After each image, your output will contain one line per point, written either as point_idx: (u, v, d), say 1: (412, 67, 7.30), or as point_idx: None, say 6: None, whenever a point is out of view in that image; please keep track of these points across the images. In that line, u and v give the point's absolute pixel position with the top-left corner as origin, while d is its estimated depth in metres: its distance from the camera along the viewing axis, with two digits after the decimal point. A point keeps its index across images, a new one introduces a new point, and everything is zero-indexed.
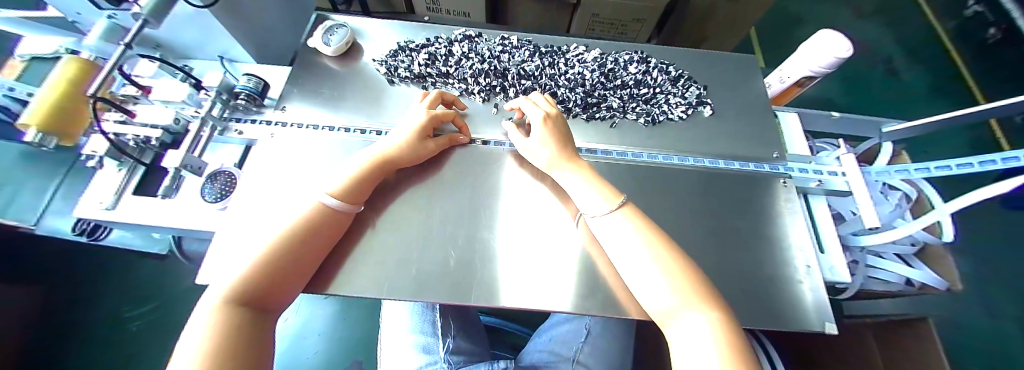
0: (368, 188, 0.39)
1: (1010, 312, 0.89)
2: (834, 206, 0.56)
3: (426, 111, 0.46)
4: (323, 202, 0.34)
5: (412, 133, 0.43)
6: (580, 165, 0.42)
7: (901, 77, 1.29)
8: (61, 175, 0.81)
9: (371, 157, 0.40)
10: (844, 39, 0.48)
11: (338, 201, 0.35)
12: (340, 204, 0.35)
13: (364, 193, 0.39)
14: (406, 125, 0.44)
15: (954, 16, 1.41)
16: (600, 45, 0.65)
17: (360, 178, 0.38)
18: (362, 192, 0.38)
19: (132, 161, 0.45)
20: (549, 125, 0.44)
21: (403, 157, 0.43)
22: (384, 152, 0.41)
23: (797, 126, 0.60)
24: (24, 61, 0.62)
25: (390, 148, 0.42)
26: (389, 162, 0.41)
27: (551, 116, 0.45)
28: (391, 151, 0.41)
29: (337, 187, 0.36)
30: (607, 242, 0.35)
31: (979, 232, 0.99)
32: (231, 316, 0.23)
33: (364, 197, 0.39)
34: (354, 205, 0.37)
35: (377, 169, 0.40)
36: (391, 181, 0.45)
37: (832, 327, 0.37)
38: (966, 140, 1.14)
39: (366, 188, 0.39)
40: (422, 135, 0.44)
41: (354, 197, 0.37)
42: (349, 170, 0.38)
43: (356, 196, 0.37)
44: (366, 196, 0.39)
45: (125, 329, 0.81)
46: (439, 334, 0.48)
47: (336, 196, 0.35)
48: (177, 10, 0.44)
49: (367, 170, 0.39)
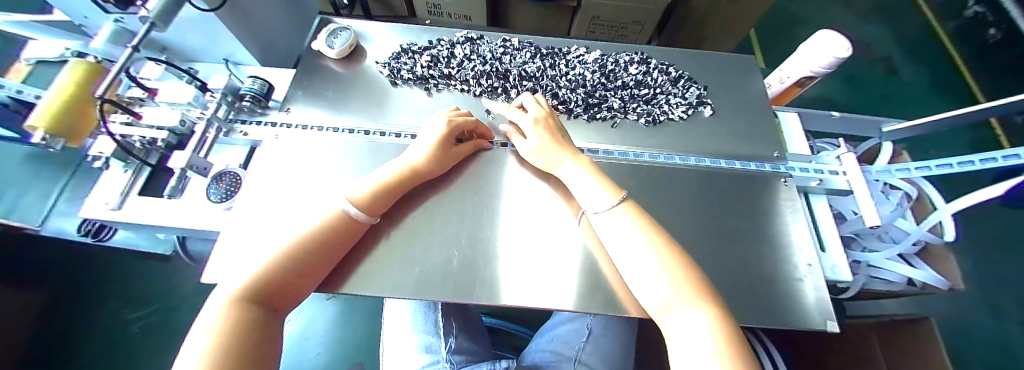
0: (389, 203, 0.39)
1: (1012, 312, 0.89)
2: (834, 205, 0.55)
3: (447, 120, 0.45)
4: (344, 210, 0.34)
5: (436, 142, 0.43)
6: (582, 160, 0.43)
7: (901, 77, 1.29)
8: (68, 177, 0.82)
9: (401, 167, 0.41)
10: (843, 39, 0.49)
11: (361, 213, 0.36)
12: (361, 216, 0.36)
13: (384, 206, 0.39)
14: (429, 133, 0.44)
15: (953, 16, 1.41)
16: (600, 47, 0.66)
17: (384, 191, 0.38)
18: (383, 204, 0.38)
19: (139, 161, 0.46)
20: (542, 129, 0.46)
21: (428, 168, 0.43)
22: (410, 163, 0.42)
23: (797, 127, 0.60)
24: (31, 64, 0.63)
25: (417, 160, 0.42)
26: (415, 173, 0.42)
27: (543, 118, 0.47)
28: (420, 162, 0.42)
29: (358, 193, 0.36)
30: (607, 237, 0.36)
31: (981, 232, 0.99)
32: (243, 313, 0.23)
33: (383, 210, 0.39)
34: (371, 218, 0.37)
35: (402, 179, 0.40)
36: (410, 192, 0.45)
37: (834, 325, 0.37)
38: (966, 140, 1.14)
39: (386, 202, 0.39)
40: (444, 146, 0.44)
41: (374, 209, 0.37)
42: (376, 178, 0.39)
43: (377, 208, 0.38)
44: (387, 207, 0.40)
45: (128, 331, 0.81)
46: (441, 334, 0.49)
47: (358, 205, 0.36)
48: (183, 15, 0.45)
49: (391, 181, 0.39)
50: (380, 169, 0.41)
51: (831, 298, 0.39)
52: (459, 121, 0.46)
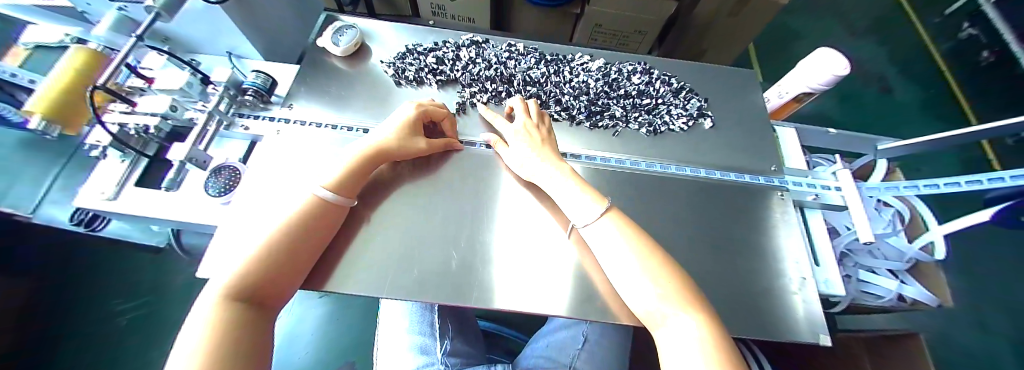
0: (363, 180, 0.39)
1: (997, 331, 0.90)
2: (829, 220, 0.56)
3: (415, 106, 0.46)
4: (317, 195, 0.34)
5: (399, 128, 0.43)
6: (561, 164, 0.43)
7: (895, 95, 1.32)
8: (61, 165, 0.83)
9: (366, 147, 0.40)
10: (842, 57, 0.50)
11: (333, 194, 0.35)
12: (334, 197, 0.35)
13: (358, 186, 0.39)
14: (395, 117, 0.44)
15: (947, 38, 1.44)
16: (605, 56, 0.66)
17: (357, 166, 0.38)
18: (356, 186, 0.38)
19: (136, 152, 0.45)
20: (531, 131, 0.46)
21: (396, 149, 0.43)
22: (378, 142, 0.41)
23: (794, 142, 0.61)
24: (31, 49, 0.65)
25: (383, 140, 0.42)
26: (383, 153, 0.41)
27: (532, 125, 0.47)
28: (387, 141, 0.42)
29: (332, 179, 0.36)
30: (598, 249, 0.35)
31: (972, 252, 1.01)
32: (229, 312, 0.23)
33: (358, 190, 0.39)
34: (346, 199, 0.37)
35: (370, 160, 0.40)
36: (381, 181, 0.45)
37: (826, 339, 0.37)
38: (957, 161, 1.16)
39: (361, 177, 0.39)
40: (413, 130, 0.44)
41: (349, 191, 0.37)
42: (342, 161, 0.38)
43: (351, 189, 0.37)
44: (361, 189, 0.40)
45: (115, 322, 0.80)
46: (436, 336, 0.48)
47: (331, 190, 0.35)
48: (189, 6, 0.44)
49: (357, 162, 0.39)
50: (345, 151, 0.41)
51: (823, 313, 0.40)
52: (427, 106, 0.46)
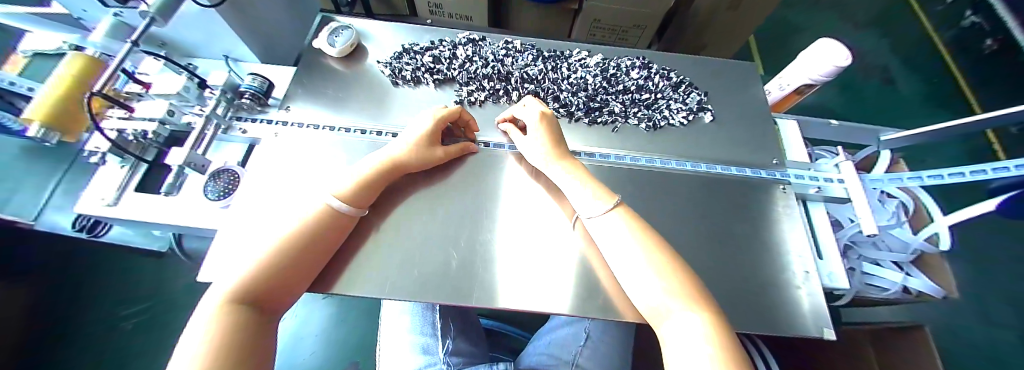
0: (375, 193, 0.39)
1: (1002, 320, 0.90)
2: (831, 212, 0.55)
3: (432, 117, 0.45)
4: (330, 205, 0.34)
5: (415, 140, 0.43)
6: (576, 166, 0.42)
7: (897, 85, 1.31)
8: (63, 171, 0.83)
9: (383, 160, 0.40)
10: (844, 48, 0.49)
11: (345, 205, 0.35)
12: (347, 208, 0.35)
13: (370, 198, 0.38)
14: (414, 128, 0.44)
15: (950, 26, 1.42)
16: (603, 51, 0.66)
17: (372, 179, 0.38)
18: (370, 197, 0.38)
19: (135, 158, 0.45)
20: (545, 124, 0.45)
21: (411, 160, 0.42)
22: (393, 156, 0.41)
23: (795, 134, 0.61)
24: (29, 56, 0.65)
25: (399, 152, 0.41)
26: (400, 165, 0.41)
27: (545, 115, 0.45)
28: (399, 155, 0.41)
29: (345, 188, 0.36)
30: (604, 243, 0.35)
31: (977, 242, 1.00)
32: (234, 314, 0.23)
33: (371, 200, 0.39)
34: (358, 209, 0.37)
35: (385, 173, 0.40)
36: (396, 186, 0.45)
37: (831, 333, 0.37)
38: (961, 150, 1.15)
39: (375, 190, 0.39)
40: (432, 140, 0.44)
41: (361, 200, 0.37)
42: (357, 172, 0.38)
43: (364, 199, 0.37)
44: (373, 200, 0.39)
45: (119, 326, 0.80)
46: (438, 335, 0.48)
47: (343, 200, 0.35)
48: (185, 10, 0.44)
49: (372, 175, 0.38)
50: (359, 162, 0.40)
51: (827, 305, 0.39)
52: (444, 114, 0.46)
